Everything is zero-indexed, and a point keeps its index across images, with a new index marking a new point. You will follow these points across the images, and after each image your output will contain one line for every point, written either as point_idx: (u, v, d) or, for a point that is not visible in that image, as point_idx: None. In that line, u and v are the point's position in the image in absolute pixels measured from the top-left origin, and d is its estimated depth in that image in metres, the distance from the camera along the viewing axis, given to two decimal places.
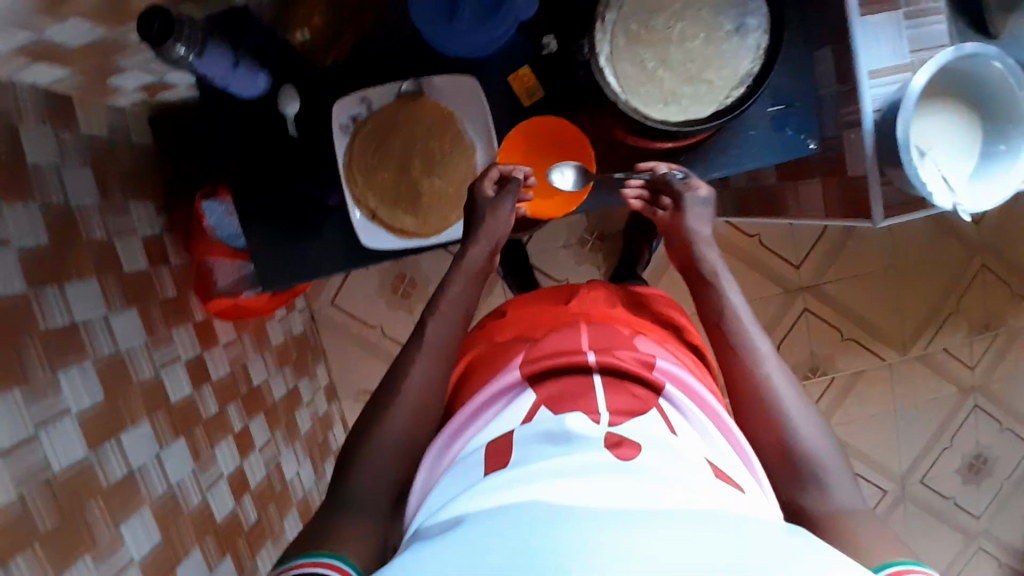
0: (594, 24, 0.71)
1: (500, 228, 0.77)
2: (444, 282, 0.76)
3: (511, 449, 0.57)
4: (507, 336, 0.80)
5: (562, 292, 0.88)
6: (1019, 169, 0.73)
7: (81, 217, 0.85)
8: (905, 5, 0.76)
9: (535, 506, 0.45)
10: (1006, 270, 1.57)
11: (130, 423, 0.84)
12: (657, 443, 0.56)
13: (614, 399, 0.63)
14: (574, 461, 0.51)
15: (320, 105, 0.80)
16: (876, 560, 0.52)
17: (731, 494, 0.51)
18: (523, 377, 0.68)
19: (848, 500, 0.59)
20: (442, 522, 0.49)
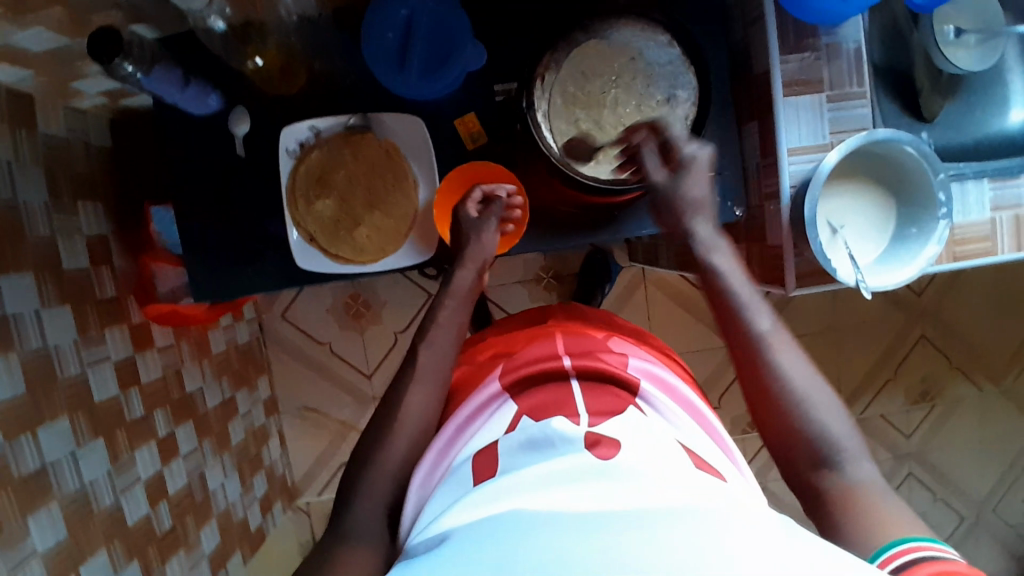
0: (534, 82, 0.77)
1: (487, 251, 0.82)
2: (436, 305, 0.80)
3: (497, 457, 0.60)
4: (484, 358, 0.82)
5: (532, 317, 0.92)
6: (924, 255, 0.77)
7: (25, 213, 0.86)
8: (830, 89, 0.81)
9: (520, 517, 0.48)
10: (944, 343, 1.64)
11: (48, 419, 0.85)
12: (634, 437, 0.59)
13: (593, 401, 0.66)
14: (557, 466, 0.54)
15: (271, 127, 0.83)
16: (888, 537, 0.55)
17: (705, 478, 0.55)
18: (503, 388, 0.70)
19: (866, 472, 0.63)
20: (428, 541, 0.52)
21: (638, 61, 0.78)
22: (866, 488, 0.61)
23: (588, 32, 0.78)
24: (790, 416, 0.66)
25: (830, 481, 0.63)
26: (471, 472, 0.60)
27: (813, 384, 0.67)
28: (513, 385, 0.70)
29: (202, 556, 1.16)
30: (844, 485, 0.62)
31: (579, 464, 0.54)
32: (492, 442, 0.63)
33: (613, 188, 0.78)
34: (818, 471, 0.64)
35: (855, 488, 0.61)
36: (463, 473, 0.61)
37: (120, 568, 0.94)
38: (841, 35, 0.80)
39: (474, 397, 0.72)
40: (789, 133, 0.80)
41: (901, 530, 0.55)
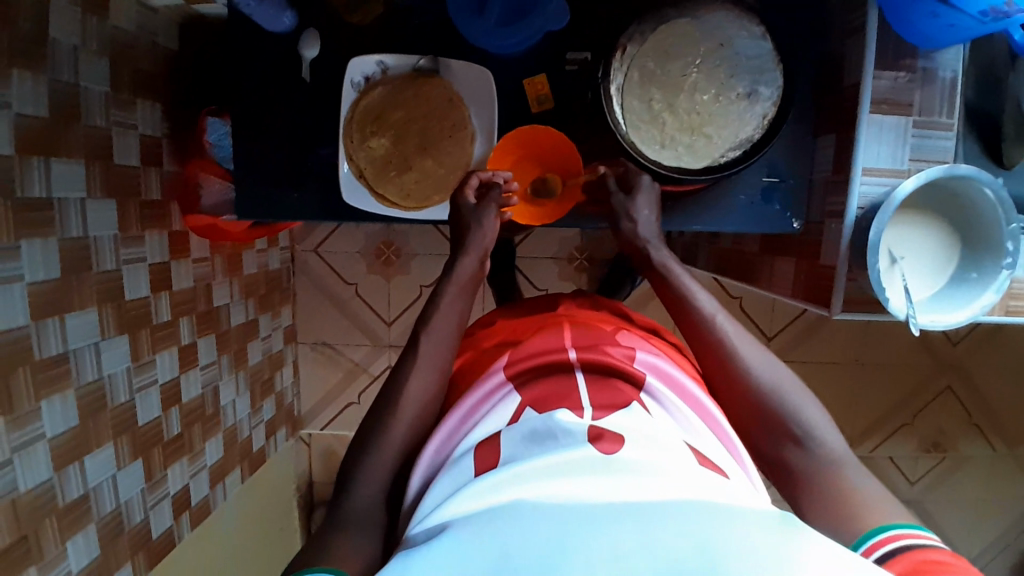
0: (613, 53, 0.74)
1: (488, 237, 0.78)
2: (437, 294, 0.77)
3: (499, 450, 0.59)
4: (492, 342, 0.81)
5: (545, 304, 0.91)
6: (981, 302, 0.74)
7: (85, 100, 0.87)
8: (919, 113, 0.77)
9: (525, 511, 0.48)
10: (969, 397, 1.60)
11: (78, 308, 0.87)
12: (642, 432, 0.58)
13: (598, 394, 0.64)
14: (560, 459, 0.54)
15: (338, 56, 0.82)
16: (876, 522, 0.58)
17: (711, 477, 0.54)
18: (507, 378, 0.69)
19: (833, 445, 0.66)
20: (430, 529, 0.51)
21: (725, 49, 0.75)
22: (835, 463, 0.65)
23: (679, 10, 0.75)
24: (758, 400, 0.69)
25: (800, 459, 0.66)
26: (473, 461, 0.59)
27: (776, 372, 0.70)
28: (519, 374, 0.69)
29: (204, 467, 1.19)
30: (812, 463, 0.65)
31: (581, 456, 0.54)
32: (494, 433, 0.62)
33: (672, 175, 0.76)
34: (788, 448, 0.67)
35: (827, 465, 0.65)
36: (466, 460, 0.60)
37: (124, 463, 0.97)
38: (937, 61, 0.76)
39: (475, 387, 0.70)
40: (868, 152, 0.76)
41: (878, 518, 0.58)
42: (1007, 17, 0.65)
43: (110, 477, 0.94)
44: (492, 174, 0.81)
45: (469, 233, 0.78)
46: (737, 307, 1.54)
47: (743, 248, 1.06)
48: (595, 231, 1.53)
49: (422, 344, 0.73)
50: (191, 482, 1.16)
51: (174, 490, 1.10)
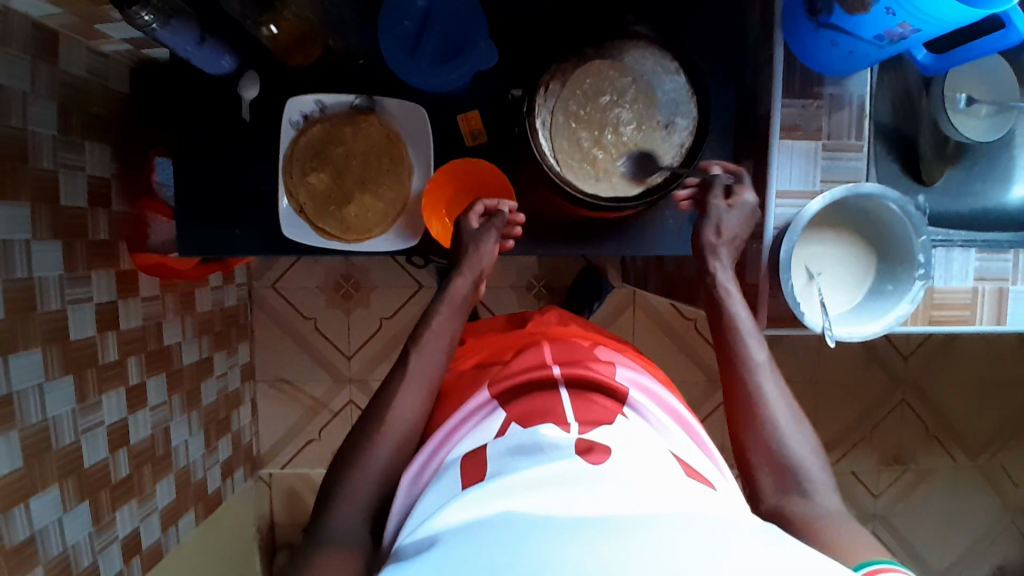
0: (536, 89, 0.78)
1: (484, 260, 0.82)
2: (431, 311, 0.80)
3: (486, 463, 0.60)
4: (471, 363, 0.83)
5: (513, 323, 0.95)
6: (894, 312, 0.78)
7: (32, 144, 0.88)
8: (826, 138, 0.82)
9: (508, 522, 0.49)
10: (924, 409, 1.64)
11: (22, 348, 0.87)
12: (628, 445, 0.60)
13: (582, 410, 0.66)
14: (548, 470, 0.55)
15: (280, 97, 0.85)
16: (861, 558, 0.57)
17: (689, 483, 0.56)
18: (494, 396, 0.70)
19: (831, 503, 0.65)
20: (419, 542, 0.53)
21: (641, 82, 0.81)
22: (829, 517, 0.64)
23: (597, 51, 0.80)
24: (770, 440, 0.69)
25: (800, 508, 0.65)
26: (460, 474, 0.61)
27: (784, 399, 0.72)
28: (503, 392, 0.70)
29: (155, 509, 1.17)
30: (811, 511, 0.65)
31: (567, 468, 0.56)
32: (482, 445, 0.63)
33: (609, 205, 0.79)
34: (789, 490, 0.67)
35: (821, 518, 0.64)
36: (452, 472, 0.62)
37: (70, 507, 0.96)
38: (845, 87, 0.82)
39: (459, 409, 0.71)
40: (780, 174, 0.81)
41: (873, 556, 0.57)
42: (903, 38, 0.70)
43: (55, 520, 0.92)
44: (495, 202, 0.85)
45: (466, 254, 0.82)
46: (692, 329, 1.59)
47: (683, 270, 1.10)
48: (552, 259, 1.56)
49: (421, 361, 0.77)
50: (142, 525, 1.13)
51: (123, 533, 1.08)
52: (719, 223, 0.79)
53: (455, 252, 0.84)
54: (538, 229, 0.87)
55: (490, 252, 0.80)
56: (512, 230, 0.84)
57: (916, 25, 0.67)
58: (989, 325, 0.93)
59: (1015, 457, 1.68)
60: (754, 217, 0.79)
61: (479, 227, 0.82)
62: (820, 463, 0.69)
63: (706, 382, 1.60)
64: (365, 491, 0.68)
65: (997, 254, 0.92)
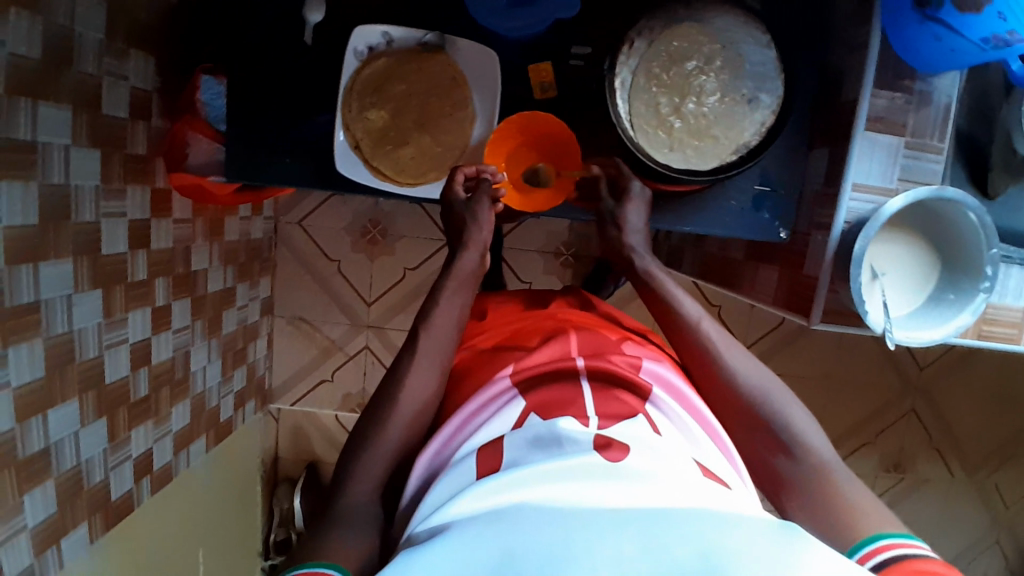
0: (621, 45, 0.75)
1: (481, 235, 0.79)
2: (436, 295, 0.78)
3: (502, 452, 0.59)
4: (490, 344, 0.81)
5: (537, 299, 0.93)
6: (956, 322, 0.76)
7: (78, 46, 0.84)
8: (910, 135, 0.79)
9: (522, 514, 0.49)
10: (932, 420, 1.64)
11: (52, 257, 0.84)
12: (648, 443, 0.59)
13: (603, 404, 0.65)
14: (566, 463, 0.54)
15: (345, 25, 0.81)
16: (871, 531, 0.59)
17: (709, 486, 0.55)
18: (514, 383, 0.69)
19: (820, 452, 0.67)
20: (433, 529, 0.52)
21: (730, 50, 0.77)
22: (821, 470, 0.66)
23: (687, 11, 0.77)
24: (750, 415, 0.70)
25: (791, 467, 0.67)
26: (475, 462, 0.59)
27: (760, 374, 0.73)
28: (528, 377, 0.69)
29: (169, 432, 1.17)
30: (804, 473, 0.66)
31: (585, 462, 0.54)
32: (498, 437, 0.62)
33: (676, 176, 0.76)
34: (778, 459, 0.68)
35: (821, 471, 0.66)
36: (468, 460, 0.60)
37: (88, 421, 0.95)
38: (935, 87, 0.78)
39: (473, 396, 0.70)
40: (859, 167, 0.78)
41: (877, 524, 0.60)
42: (1008, 45, 0.67)
43: (72, 433, 0.92)
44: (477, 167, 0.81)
45: (467, 228, 0.79)
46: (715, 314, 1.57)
47: (727, 254, 1.08)
48: (584, 228, 1.53)
49: None
50: (155, 446, 1.14)
51: (136, 453, 1.08)
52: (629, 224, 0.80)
53: (453, 229, 0.82)
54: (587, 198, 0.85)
55: (487, 218, 0.78)
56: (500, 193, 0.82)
57: None
58: None
59: (1013, 476, 1.69)
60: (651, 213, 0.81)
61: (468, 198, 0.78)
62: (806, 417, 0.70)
63: None
64: None
65: None
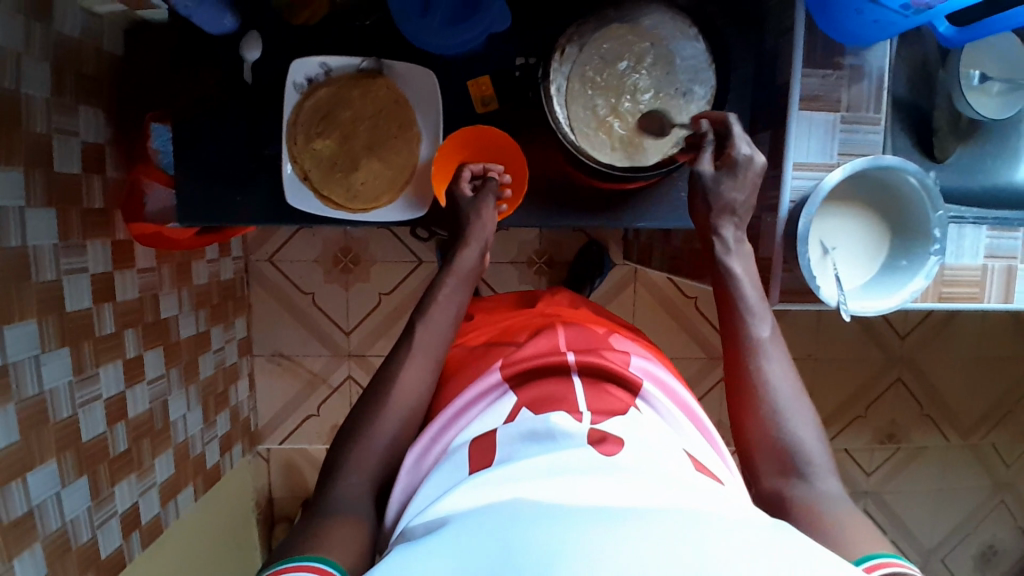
0: (553, 53, 0.77)
1: (488, 228, 0.81)
2: (437, 284, 0.79)
3: (495, 449, 0.59)
4: (479, 342, 0.80)
5: (524, 301, 0.93)
6: (908, 287, 0.77)
7: (24, 106, 0.85)
8: (845, 110, 0.80)
9: (518, 507, 0.48)
10: (920, 388, 1.65)
11: (16, 319, 0.84)
12: (640, 437, 0.59)
13: (595, 399, 0.64)
14: (559, 460, 0.54)
15: (284, 60, 0.82)
16: (863, 551, 0.54)
17: (702, 481, 0.55)
18: (506, 379, 0.68)
19: (832, 489, 0.63)
20: (429, 524, 0.51)
21: (660, 47, 0.79)
22: (829, 504, 0.61)
23: (615, 13, 0.78)
24: (764, 418, 0.67)
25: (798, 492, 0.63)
26: (468, 457, 0.59)
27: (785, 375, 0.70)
28: (515, 374, 0.69)
29: (154, 484, 1.16)
30: (807, 496, 0.62)
31: (581, 457, 0.55)
32: (491, 429, 0.62)
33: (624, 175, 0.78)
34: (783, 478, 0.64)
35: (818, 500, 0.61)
36: (458, 457, 0.60)
37: (68, 481, 0.94)
38: (866, 59, 0.80)
39: (469, 387, 0.70)
40: (799, 147, 0.80)
41: (868, 545, 0.54)
42: (929, 8, 0.69)
43: (54, 494, 0.91)
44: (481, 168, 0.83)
45: (469, 224, 0.80)
46: (693, 306, 1.58)
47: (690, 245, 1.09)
48: (554, 234, 1.54)
49: (428, 330, 0.75)
50: (141, 499, 1.12)
51: (123, 508, 1.07)
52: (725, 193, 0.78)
53: (454, 225, 0.83)
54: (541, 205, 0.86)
55: (492, 214, 0.80)
56: (505, 194, 0.84)
57: None
58: (997, 303, 0.92)
59: (1006, 435, 1.70)
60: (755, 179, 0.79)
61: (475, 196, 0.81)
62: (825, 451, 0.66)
63: (705, 359, 1.61)
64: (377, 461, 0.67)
65: (1007, 232, 0.92)
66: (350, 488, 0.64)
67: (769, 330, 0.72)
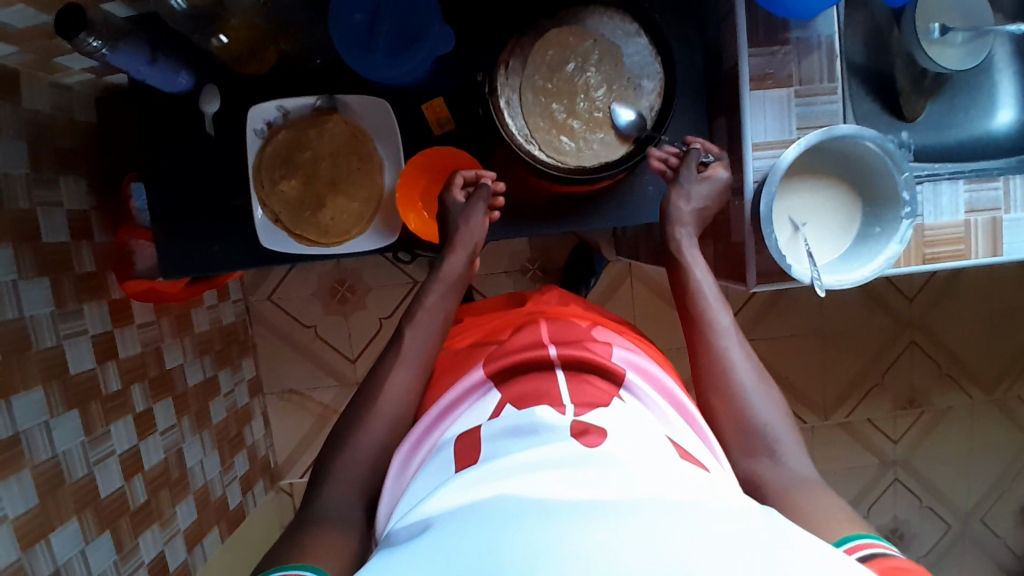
0: (496, 67, 0.79)
1: (475, 234, 0.81)
2: (424, 291, 0.80)
3: (478, 446, 0.58)
4: (465, 343, 0.79)
5: (513, 302, 0.90)
6: (883, 254, 0.77)
7: (6, 185, 0.88)
8: (798, 84, 0.80)
9: (500, 506, 0.46)
10: (935, 348, 1.62)
11: (22, 389, 0.87)
12: (623, 427, 0.57)
13: (576, 392, 0.63)
14: (543, 454, 0.53)
15: (243, 109, 0.85)
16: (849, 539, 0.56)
17: (686, 468, 0.53)
18: (486, 377, 0.68)
19: (800, 467, 0.66)
20: (411, 527, 0.50)
21: (603, 43, 0.80)
22: (798, 482, 0.64)
23: (553, 20, 0.80)
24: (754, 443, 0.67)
25: (767, 473, 0.66)
26: (453, 456, 0.59)
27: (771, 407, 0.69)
28: (498, 371, 0.68)
29: (177, 531, 1.18)
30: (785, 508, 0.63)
31: (562, 451, 0.53)
32: (475, 426, 0.61)
33: (587, 177, 0.80)
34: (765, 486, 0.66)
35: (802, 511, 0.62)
36: (445, 455, 0.60)
37: (92, 538, 0.97)
38: (813, 29, 0.79)
39: (452, 388, 0.70)
40: (755, 128, 0.80)
41: (848, 531, 0.57)
42: None
43: (78, 552, 0.93)
44: (474, 174, 0.84)
45: (457, 230, 0.81)
46: None
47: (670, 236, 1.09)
48: (544, 240, 1.55)
49: (407, 344, 0.76)
50: (166, 548, 1.15)
51: (148, 558, 1.09)
52: (689, 193, 0.80)
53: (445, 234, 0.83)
54: (513, 217, 0.87)
55: (481, 221, 0.80)
56: (497, 203, 0.84)
57: None
58: (985, 258, 0.90)
59: None
60: (724, 194, 0.81)
61: (466, 203, 0.81)
62: (790, 428, 0.69)
63: None
64: (370, 487, 0.67)
65: (986, 182, 0.89)
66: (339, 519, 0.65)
67: (729, 318, 0.74)
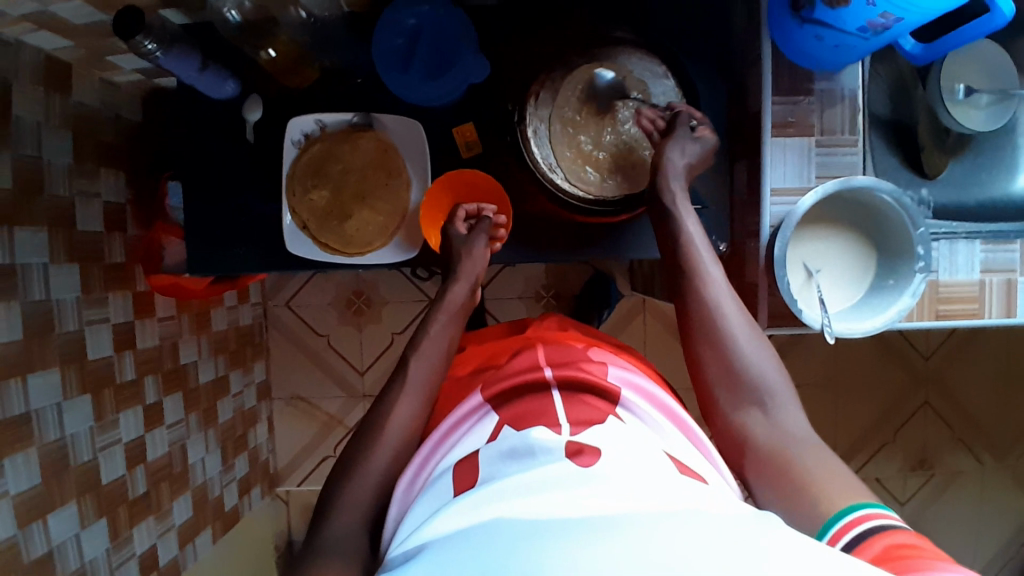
0: (527, 98, 0.82)
1: (476, 267, 0.84)
2: (428, 319, 0.81)
3: (478, 468, 0.59)
4: (469, 369, 0.81)
5: (514, 330, 0.91)
6: (895, 305, 0.77)
7: (48, 171, 0.92)
8: (819, 134, 0.82)
9: (497, 528, 0.47)
10: (948, 410, 1.59)
11: (40, 368, 0.90)
12: (619, 444, 0.58)
13: (574, 410, 0.64)
14: (539, 475, 0.53)
15: (282, 118, 0.89)
16: (847, 502, 0.56)
17: (685, 481, 0.53)
18: (486, 400, 0.69)
19: (789, 414, 0.68)
20: (409, 551, 0.51)
21: (629, 79, 0.84)
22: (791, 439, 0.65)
23: (584, 58, 0.82)
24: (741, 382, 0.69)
25: (758, 424, 0.68)
26: (452, 481, 0.59)
27: (758, 350, 0.71)
28: (496, 395, 0.69)
29: (172, 527, 1.18)
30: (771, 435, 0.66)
31: (555, 471, 0.53)
32: (474, 450, 0.62)
33: (617, 211, 0.84)
34: (748, 412, 0.69)
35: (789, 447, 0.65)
36: (445, 479, 0.60)
37: (89, 523, 0.98)
38: (838, 82, 0.81)
39: (451, 414, 0.71)
40: (774, 173, 0.82)
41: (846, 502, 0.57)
42: (885, 28, 0.70)
43: (74, 536, 0.94)
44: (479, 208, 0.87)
45: (461, 262, 0.83)
46: None
47: None
48: (560, 269, 1.57)
49: (412, 370, 0.77)
50: (159, 542, 1.15)
51: (141, 550, 1.10)
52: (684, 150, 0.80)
53: (448, 261, 0.86)
54: (530, 241, 0.89)
55: (482, 254, 0.83)
56: (498, 236, 0.87)
57: (898, 15, 0.67)
58: (999, 318, 0.89)
59: None
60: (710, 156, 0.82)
61: (468, 234, 0.85)
62: (783, 380, 0.70)
63: None
64: (367, 495, 0.68)
65: (1003, 244, 0.89)
66: (333, 525, 0.65)
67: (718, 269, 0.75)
